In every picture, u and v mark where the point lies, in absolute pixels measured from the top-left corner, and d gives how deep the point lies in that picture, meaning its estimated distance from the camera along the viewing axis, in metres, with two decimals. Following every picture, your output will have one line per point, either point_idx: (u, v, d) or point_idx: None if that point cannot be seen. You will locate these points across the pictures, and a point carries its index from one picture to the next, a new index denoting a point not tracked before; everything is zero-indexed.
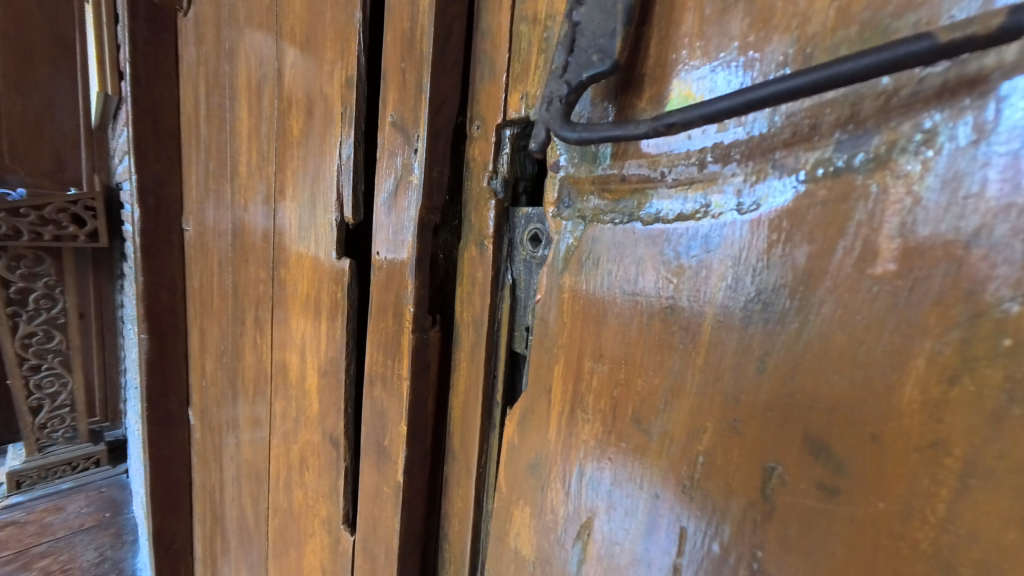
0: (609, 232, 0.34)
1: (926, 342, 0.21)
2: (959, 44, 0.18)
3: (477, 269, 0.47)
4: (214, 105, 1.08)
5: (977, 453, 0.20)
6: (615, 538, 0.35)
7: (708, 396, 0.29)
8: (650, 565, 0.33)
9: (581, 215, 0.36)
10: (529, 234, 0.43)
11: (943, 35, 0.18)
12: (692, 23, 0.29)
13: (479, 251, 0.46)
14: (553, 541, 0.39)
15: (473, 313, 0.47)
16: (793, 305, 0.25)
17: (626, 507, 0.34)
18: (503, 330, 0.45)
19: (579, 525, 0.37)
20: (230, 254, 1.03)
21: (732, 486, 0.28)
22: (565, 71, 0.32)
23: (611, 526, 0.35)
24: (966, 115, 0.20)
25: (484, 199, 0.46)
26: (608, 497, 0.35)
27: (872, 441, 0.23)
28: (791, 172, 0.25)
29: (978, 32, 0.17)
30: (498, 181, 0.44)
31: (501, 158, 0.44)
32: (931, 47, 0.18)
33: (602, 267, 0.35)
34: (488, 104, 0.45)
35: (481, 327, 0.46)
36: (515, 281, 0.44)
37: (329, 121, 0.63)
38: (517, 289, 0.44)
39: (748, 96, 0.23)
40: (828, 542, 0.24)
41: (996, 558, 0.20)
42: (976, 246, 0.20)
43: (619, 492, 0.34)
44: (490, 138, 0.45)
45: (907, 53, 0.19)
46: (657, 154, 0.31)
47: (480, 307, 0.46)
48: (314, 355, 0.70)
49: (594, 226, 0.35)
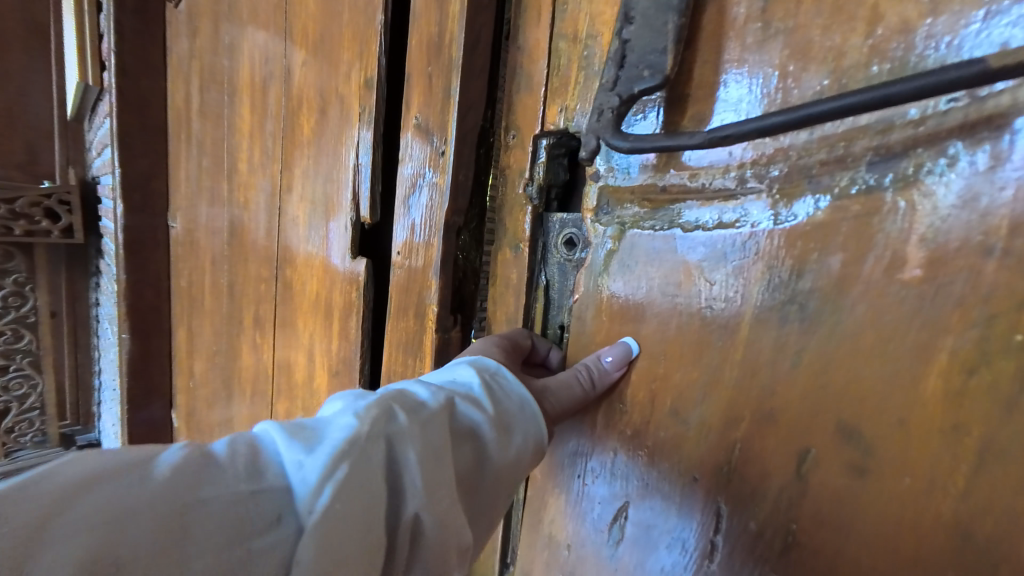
0: (648, 237, 0.37)
1: (949, 338, 0.25)
2: (1008, 68, 0.21)
3: (511, 270, 0.48)
4: (200, 99, 1.04)
5: (992, 433, 0.24)
6: (650, 521, 0.37)
7: (745, 387, 0.32)
8: (686, 544, 0.35)
9: (621, 222, 0.38)
10: (564, 238, 0.45)
11: (994, 61, 0.21)
12: (734, 50, 0.32)
13: (513, 254, 0.48)
14: (588, 526, 0.42)
15: (507, 312, 0.49)
16: (827, 306, 0.28)
17: (662, 492, 0.36)
18: (537, 328, 0.47)
19: (615, 509, 0.40)
20: (227, 253, 1.01)
21: (769, 469, 0.31)
22: (615, 84, 0.34)
23: (647, 510, 0.37)
24: (984, 144, 0.23)
25: (518, 205, 0.47)
26: (643, 484, 0.38)
27: (899, 426, 0.26)
28: (825, 189, 0.28)
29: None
30: (533, 189, 0.46)
31: (537, 166, 0.46)
32: (984, 70, 0.21)
33: (641, 270, 0.37)
34: (525, 115, 0.47)
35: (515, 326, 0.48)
36: (549, 282, 0.46)
37: (346, 121, 0.64)
38: (550, 290, 0.46)
39: (795, 113, 0.27)
40: (858, 514, 0.28)
41: (1014, 525, 0.23)
42: (991, 257, 0.23)
43: (655, 478, 0.37)
44: (525, 147, 0.47)
45: (960, 76, 0.22)
46: (696, 163, 0.34)
47: (514, 307, 0.48)
48: (323, 353, 0.71)
49: (633, 232, 0.37)
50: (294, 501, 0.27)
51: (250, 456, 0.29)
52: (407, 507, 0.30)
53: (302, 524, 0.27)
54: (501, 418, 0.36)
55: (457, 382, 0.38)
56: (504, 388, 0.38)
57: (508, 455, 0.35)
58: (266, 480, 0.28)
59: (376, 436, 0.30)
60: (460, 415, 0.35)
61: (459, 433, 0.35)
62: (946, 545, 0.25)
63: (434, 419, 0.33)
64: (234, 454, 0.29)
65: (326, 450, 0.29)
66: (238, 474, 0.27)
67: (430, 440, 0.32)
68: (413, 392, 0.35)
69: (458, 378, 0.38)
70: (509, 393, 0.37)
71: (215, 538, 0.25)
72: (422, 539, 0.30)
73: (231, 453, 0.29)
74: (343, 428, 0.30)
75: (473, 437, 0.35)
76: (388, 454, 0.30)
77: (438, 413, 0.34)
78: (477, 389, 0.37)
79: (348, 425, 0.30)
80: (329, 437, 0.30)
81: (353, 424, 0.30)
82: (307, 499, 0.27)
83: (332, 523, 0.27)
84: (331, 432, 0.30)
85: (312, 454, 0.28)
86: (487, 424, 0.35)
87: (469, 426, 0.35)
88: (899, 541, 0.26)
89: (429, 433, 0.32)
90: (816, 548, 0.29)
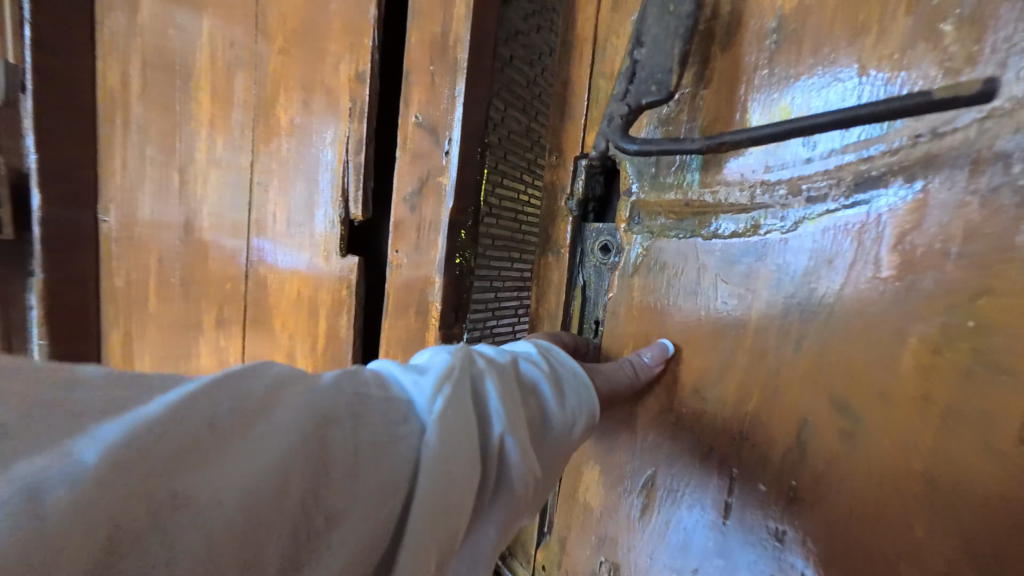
0: (675, 244, 0.39)
1: (922, 323, 0.29)
2: (953, 97, 0.27)
3: (550, 273, 0.48)
4: (137, 77, 0.93)
5: (955, 406, 0.28)
6: (675, 484, 0.40)
7: (752, 369, 0.35)
8: (704, 503, 0.38)
9: (649, 231, 0.41)
10: (599, 244, 0.46)
11: (940, 92, 0.27)
12: (743, 89, 0.36)
13: (554, 257, 0.48)
14: (618, 493, 0.44)
15: (547, 310, 0.49)
16: (824, 298, 0.32)
17: (685, 458, 0.39)
18: (574, 325, 0.47)
19: (643, 476, 0.42)
20: (174, 251, 0.91)
21: (774, 435, 0.35)
22: (625, 95, 0.38)
23: (671, 474, 0.40)
24: (942, 164, 0.28)
25: (559, 215, 0.47)
26: (668, 452, 0.40)
27: (881, 397, 0.30)
28: (821, 200, 0.32)
29: (964, 92, 0.27)
30: (573, 202, 0.46)
31: (576, 182, 0.46)
32: (933, 99, 0.27)
33: (667, 274, 0.40)
34: (568, 138, 0.47)
35: (554, 326, 0.48)
36: (586, 282, 0.47)
37: (332, 114, 0.62)
38: (587, 289, 0.47)
39: (788, 126, 0.31)
40: (847, 478, 0.32)
41: (976, 483, 0.28)
42: (951, 255, 0.28)
43: (676, 445, 0.40)
44: (567, 165, 0.47)
45: (918, 102, 0.28)
46: (717, 176, 0.37)
47: (553, 306, 0.48)
48: (305, 355, 0.67)
49: (660, 240, 0.40)
50: (414, 407, 0.28)
51: (370, 377, 0.30)
52: (495, 432, 0.30)
53: (424, 424, 0.27)
54: (559, 379, 0.35)
55: (519, 347, 0.38)
56: (560, 358, 0.37)
57: (569, 413, 0.34)
58: (390, 392, 0.29)
59: (465, 369, 0.31)
60: (524, 370, 0.35)
61: (525, 385, 0.34)
62: (917, 500, 0.29)
63: (508, 367, 0.34)
64: (352, 375, 0.29)
65: (434, 372, 0.30)
66: (356, 387, 0.28)
67: (508, 382, 0.32)
68: (482, 349, 0.35)
69: (517, 346, 0.38)
70: (563, 364, 0.37)
71: (335, 437, 0.25)
72: (507, 467, 0.30)
73: (352, 374, 0.29)
74: (439, 360, 0.31)
75: (537, 392, 0.34)
76: (475, 386, 0.31)
77: (509, 365, 0.34)
78: (536, 352, 0.37)
79: (443, 358, 0.31)
80: (432, 365, 0.31)
81: (450, 356, 0.32)
82: (426, 405, 0.28)
83: (447, 424, 0.27)
84: (427, 366, 0.31)
85: (426, 373, 0.30)
86: (546, 380, 0.35)
87: (532, 382, 0.34)
88: (880, 499, 0.31)
89: (507, 377, 0.33)
90: (811, 502, 0.33)
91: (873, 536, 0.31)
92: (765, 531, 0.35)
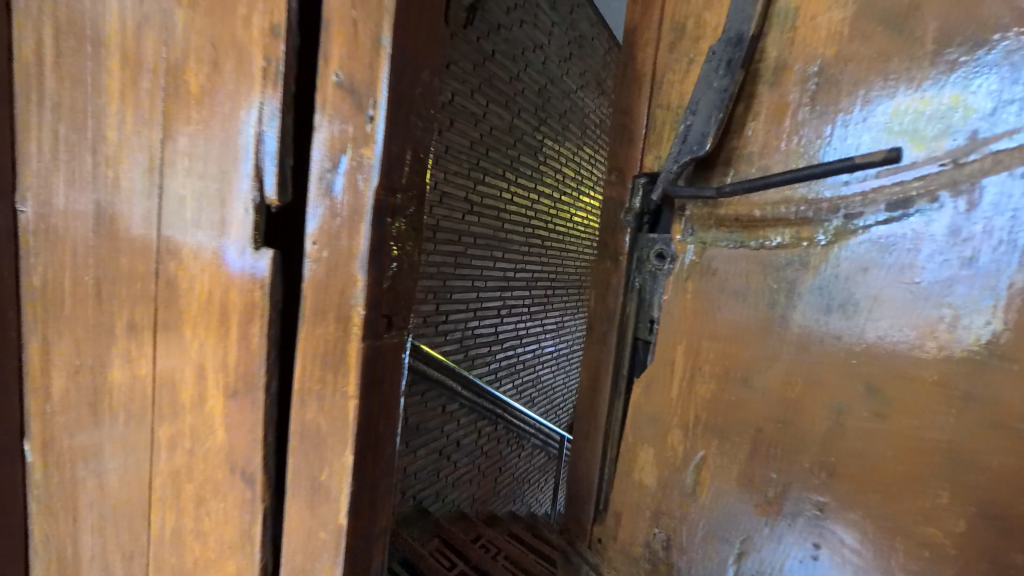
0: (725, 252, 0.52)
1: (936, 322, 0.41)
2: (864, 161, 0.42)
3: (609, 277, 0.63)
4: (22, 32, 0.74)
5: (969, 387, 0.40)
6: (725, 465, 0.52)
7: (803, 360, 0.47)
8: (754, 478, 0.51)
9: (701, 241, 0.54)
10: (655, 252, 0.59)
11: (857, 159, 0.42)
12: (788, 125, 0.48)
13: (613, 263, 0.63)
14: (678, 476, 0.56)
15: (606, 308, 0.64)
16: (864, 306, 0.44)
17: (738, 444, 0.51)
18: (630, 323, 0.61)
19: (696, 460, 0.55)
20: (58, 244, 0.74)
21: (809, 414, 0.47)
22: (677, 154, 0.53)
23: (719, 455, 0.53)
24: (961, 193, 0.40)
25: (620, 228, 0.62)
26: (720, 436, 0.53)
27: (914, 381, 0.42)
28: (859, 216, 0.45)
29: (874, 157, 0.42)
30: (631, 215, 0.60)
31: (634, 198, 0.60)
32: (853, 163, 0.42)
33: (719, 274, 0.53)
34: (625, 161, 0.62)
35: (613, 321, 0.63)
36: (641, 286, 0.60)
37: (243, 76, 0.51)
38: (643, 291, 0.60)
39: (786, 176, 0.46)
40: (881, 445, 0.44)
41: (982, 446, 0.40)
42: (962, 280, 0.40)
43: (724, 427, 0.52)
44: (627, 185, 0.62)
45: (840, 164, 0.43)
46: (764, 199, 0.50)
47: (612, 305, 0.63)
48: (214, 369, 0.56)
49: (712, 249, 0.53)
50: None
51: None
52: None
53: None
54: None
55: None
56: None
57: None
58: None
59: None
60: None
61: None
62: (938, 461, 0.41)
63: None
64: None
65: None
66: None
67: None
68: None
69: None
70: None
71: None
72: None
73: None
74: None
75: None
76: None
77: None
78: None
79: None
80: None
81: None
82: None
83: None
84: None
85: None
86: None
87: None
88: (915, 460, 0.42)
89: None
90: (847, 471, 0.46)
91: (902, 499, 0.43)
92: (811, 506, 0.48)
